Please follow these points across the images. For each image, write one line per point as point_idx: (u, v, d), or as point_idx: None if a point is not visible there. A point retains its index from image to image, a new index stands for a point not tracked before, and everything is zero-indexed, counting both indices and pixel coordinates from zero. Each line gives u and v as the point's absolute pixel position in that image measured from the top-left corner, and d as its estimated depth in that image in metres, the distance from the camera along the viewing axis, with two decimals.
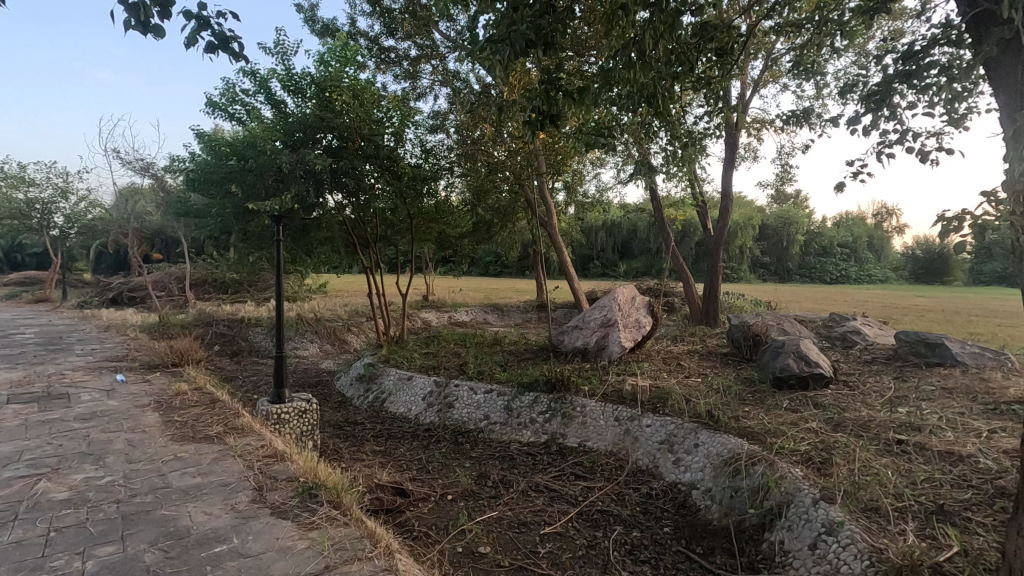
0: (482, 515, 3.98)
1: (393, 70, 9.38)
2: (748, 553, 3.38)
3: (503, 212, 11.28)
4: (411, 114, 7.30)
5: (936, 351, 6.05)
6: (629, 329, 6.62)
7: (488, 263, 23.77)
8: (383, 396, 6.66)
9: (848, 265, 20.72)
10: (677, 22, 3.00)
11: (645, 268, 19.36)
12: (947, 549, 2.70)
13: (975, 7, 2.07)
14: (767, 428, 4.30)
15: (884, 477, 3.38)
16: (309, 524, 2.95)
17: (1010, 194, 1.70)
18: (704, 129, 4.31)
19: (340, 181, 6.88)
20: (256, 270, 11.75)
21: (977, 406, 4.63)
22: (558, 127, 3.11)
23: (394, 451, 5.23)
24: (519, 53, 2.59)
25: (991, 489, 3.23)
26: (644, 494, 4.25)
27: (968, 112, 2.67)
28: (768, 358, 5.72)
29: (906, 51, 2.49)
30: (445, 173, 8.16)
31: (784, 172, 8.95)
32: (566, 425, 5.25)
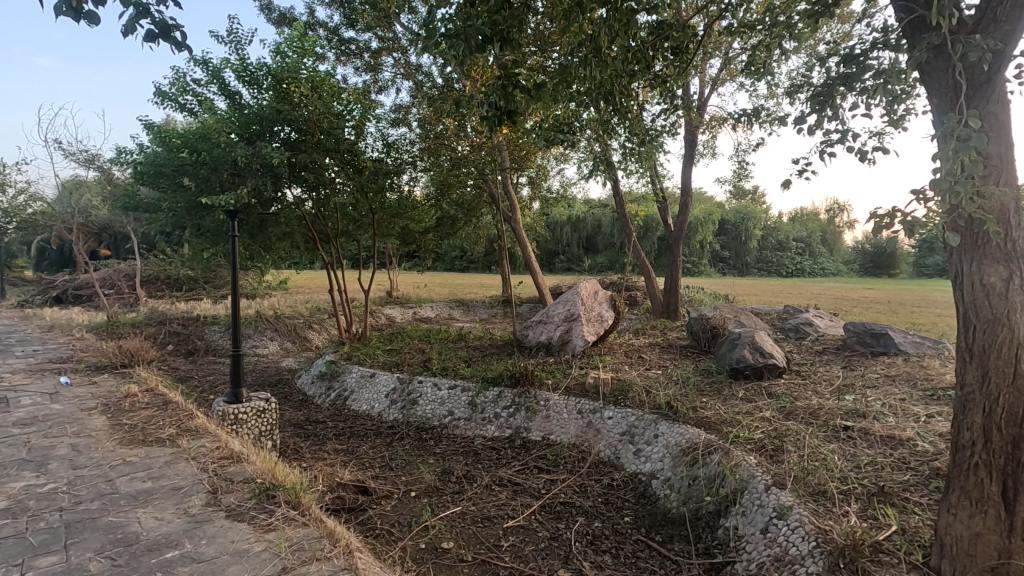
0: (445, 511, 3.98)
1: (353, 62, 9.19)
2: (704, 540, 3.49)
3: (468, 207, 11.23)
4: (372, 107, 7.21)
5: (880, 341, 6.35)
6: (592, 322, 6.70)
7: (454, 258, 23.64)
8: (346, 394, 6.56)
9: (802, 260, 21.52)
10: (632, 20, 3.04)
11: (609, 263, 19.60)
12: (886, 528, 2.84)
13: (910, 14, 2.15)
14: (723, 418, 4.44)
15: (831, 462, 3.54)
16: (266, 526, 2.89)
17: (936, 194, 1.80)
18: (662, 126, 4.39)
19: (299, 175, 6.70)
20: (212, 266, 11.38)
21: (917, 393, 4.90)
22: (515, 122, 3.11)
23: (357, 449, 5.17)
24: (475, 49, 2.60)
25: (928, 471, 3.42)
26: (606, 485, 4.33)
27: (906, 113, 2.78)
28: (725, 350, 5.90)
29: (848, 54, 2.58)
30: (408, 167, 8.06)
31: (741, 168, 9.18)
32: (531, 419, 5.30)
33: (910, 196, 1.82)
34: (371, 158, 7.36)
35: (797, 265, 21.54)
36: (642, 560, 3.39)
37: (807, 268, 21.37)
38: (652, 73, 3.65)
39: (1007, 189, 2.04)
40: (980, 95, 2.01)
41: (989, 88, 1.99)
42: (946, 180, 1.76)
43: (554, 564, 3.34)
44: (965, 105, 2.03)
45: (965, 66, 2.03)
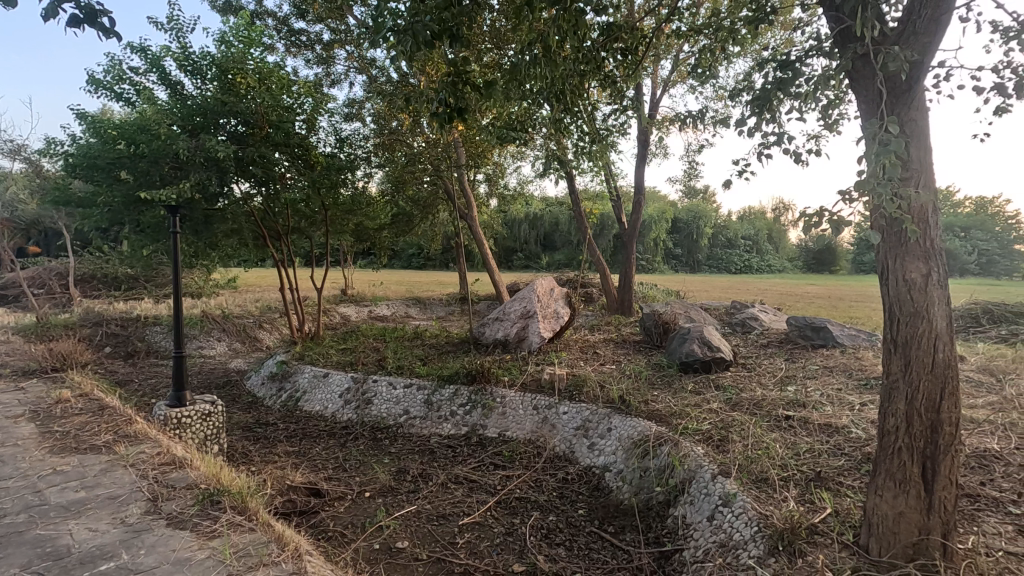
0: (400, 510, 3.95)
1: (304, 54, 8.95)
2: (654, 529, 3.59)
3: (424, 204, 11.11)
4: (324, 100, 7.05)
5: (820, 334, 6.68)
6: (548, 319, 6.80)
7: (411, 255, 23.41)
8: (297, 395, 6.40)
9: (750, 257, 22.37)
10: (580, 21, 3.09)
11: (566, 261, 19.84)
12: (822, 510, 3.00)
13: (839, 24, 2.26)
14: (673, 410, 4.59)
15: (772, 450, 3.71)
16: (210, 533, 2.79)
17: (860, 195, 1.90)
18: (613, 125, 4.47)
19: (246, 170, 6.47)
20: (153, 264, 10.85)
21: (852, 382, 5.19)
22: (466, 120, 3.11)
23: (309, 451, 5.05)
24: (424, 45, 2.57)
25: (860, 455, 3.63)
26: (561, 479, 4.39)
27: (840, 117, 2.88)
28: (675, 344, 6.08)
29: (784, 60, 2.67)
30: (361, 163, 7.93)
31: (691, 168, 9.45)
32: (486, 416, 5.31)
33: (837, 196, 1.92)
34: (323, 153, 7.17)
35: (746, 262, 22.35)
36: (595, 551, 3.46)
37: (755, 266, 22.22)
38: (602, 73, 3.71)
39: (926, 191, 2.19)
40: (901, 103, 2.14)
41: (910, 95, 2.13)
42: (869, 182, 1.88)
43: (509, 559, 3.37)
44: (888, 111, 2.16)
45: (887, 75, 2.16)
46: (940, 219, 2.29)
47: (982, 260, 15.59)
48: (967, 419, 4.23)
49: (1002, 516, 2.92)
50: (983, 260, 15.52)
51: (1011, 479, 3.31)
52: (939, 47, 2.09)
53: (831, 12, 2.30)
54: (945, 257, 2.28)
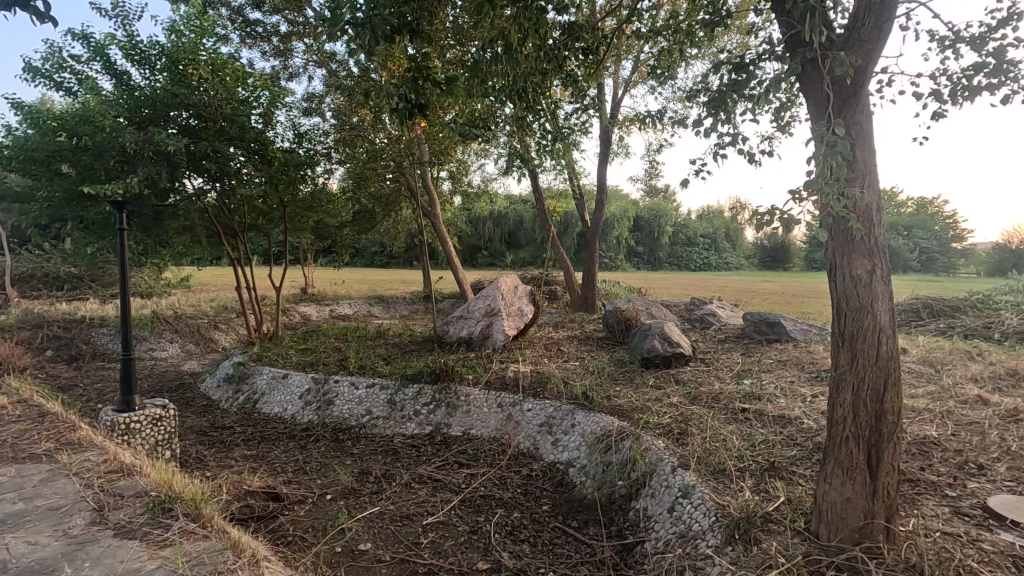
0: (362, 512, 3.88)
1: (261, 46, 8.69)
2: (617, 522, 3.64)
3: (386, 202, 10.95)
4: (281, 94, 6.86)
5: (774, 329, 6.92)
6: (512, 317, 6.84)
7: (373, 253, 23.04)
8: (255, 397, 6.22)
9: (708, 255, 22.97)
10: (541, 20, 3.11)
11: (530, 258, 19.91)
12: (776, 499, 3.11)
13: (791, 29, 2.34)
14: (635, 405, 4.67)
15: (729, 442, 3.82)
16: (161, 542, 2.68)
17: (809, 194, 1.97)
18: (575, 124, 4.50)
19: (199, 164, 6.23)
20: (98, 263, 10.33)
21: (804, 375, 5.40)
22: (427, 116, 3.07)
23: (267, 454, 4.91)
24: (383, 39, 2.52)
25: (811, 445, 3.78)
26: (525, 476, 4.41)
27: (792, 119, 2.95)
28: (637, 341, 6.19)
29: (739, 63, 2.74)
30: (321, 159, 7.75)
31: (652, 167, 9.62)
32: (451, 415, 5.28)
33: (787, 196, 1.99)
34: (281, 149, 6.98)
35: (705, 260, 22.93)
36: (559, 546, 3.49)
37: (713, 263, 22.82)
38: (564, 72, 3.73)
39: (870, 191, 2.29)
40: (848, 107, 2.23)
41: (855, 99, 2.21)
42: (818, 182, 1.95)
43: (473, 557, 3.37)
44: (836, 114, 2.25)
45: (834, 80, 2.24)
46: (883, 218, 2.40)
47: (923, 257, 16.48)
48: (909, 408, 4.46)
49: (940, 499, 3.10)
50: (923, 258, 16.42)
51: (948, 464, 3.50)
52: (881, 54, 2.18)
53: (783, 18, 2.37)
54: (888, 254, 2.39)
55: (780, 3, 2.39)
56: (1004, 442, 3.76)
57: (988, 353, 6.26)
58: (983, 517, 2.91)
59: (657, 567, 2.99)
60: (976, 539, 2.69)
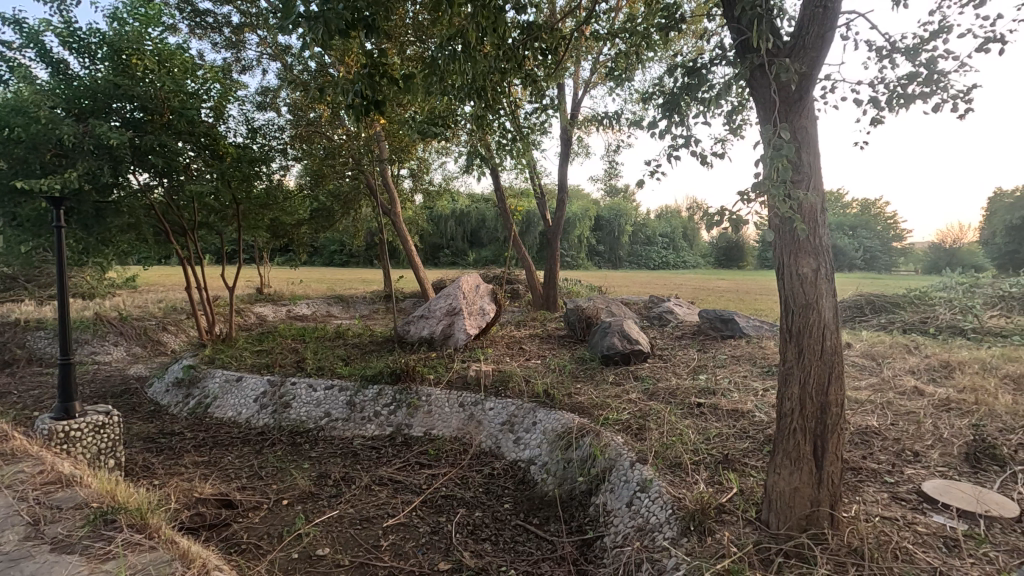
0: (321, 516, 3.80)
1: (211, 37, 8.38)
2: (577, 518, 3.69)
3: (345, 199, 10.74)
4: (233, 87, 6.63)
5: (728, 325, 7.15)
6: (474, 316, 6.84)
7: (332, 252, 22.56)
8: (207, 401, 6.00)
9: (666, 254, 23.49)
10: (499, 18, 3.11)
11: (492, 257, 19.88)
12: (729, 490, 3.22)
13: (741, 35, 2.41)
14: (594, 402, 4.74)
15: (685, 436, 3.92)
16: (103, 555, 2.56)
17: (757, 195, 2.04)
18: (534, 123, 4.52)
19: (145, 159, 5.96)
20: (34, 262, 9.73)
21: (756, 369, 5.59)
22: (384, 113, 3.01)
23: (220, 460, 4.75)
24: (337, 33, 2.47)
25: (762, 437, 3.93)
26: (486, 475, 4.41)
27: (743, 123, 3.01)
28: (597, 338, 6.27)
29: (692, 67, 2.81)
30: (276, 156, 7.54)
31: (611, 167, 9.77)
32: (412, 415, 5.23)
33: (736, 196, 2.05)
34: (233, 144, 6.75)
35: (663, 258, 23.44)
36: (520, 544, 3.51)
37: (671, 262, 23.36)
38: (523, 71, 3.74)
39: (815, 193, 2.40)
40: (794, 111, 2.33)
41: (800, 104, 2.31)
42: (765, 184, 2.03)
43: (434, 558, 3.35)
44: (782, 118, 2.34)
45: (781, 85, 2.33)
46: (827, 218, 2.51)
47: (866, 255, 17.37)
48: (853, 400, 4.69)
49: (880, 485, 3.27)
50: (867, 256, 17.30)
51: (887, 452, 3.70)
52: (824, 62, 2.28)
53: (733, 24, 2.44)
54: (832, 253, 2.50)
55: (730, 10, 2.45)
56: (937, 430, 3.99)
57: (925, 346, 6.64)
58: (918, 501, 3.09)
59: (616, 560, 3.04)
60: (912, 522, 2.86)
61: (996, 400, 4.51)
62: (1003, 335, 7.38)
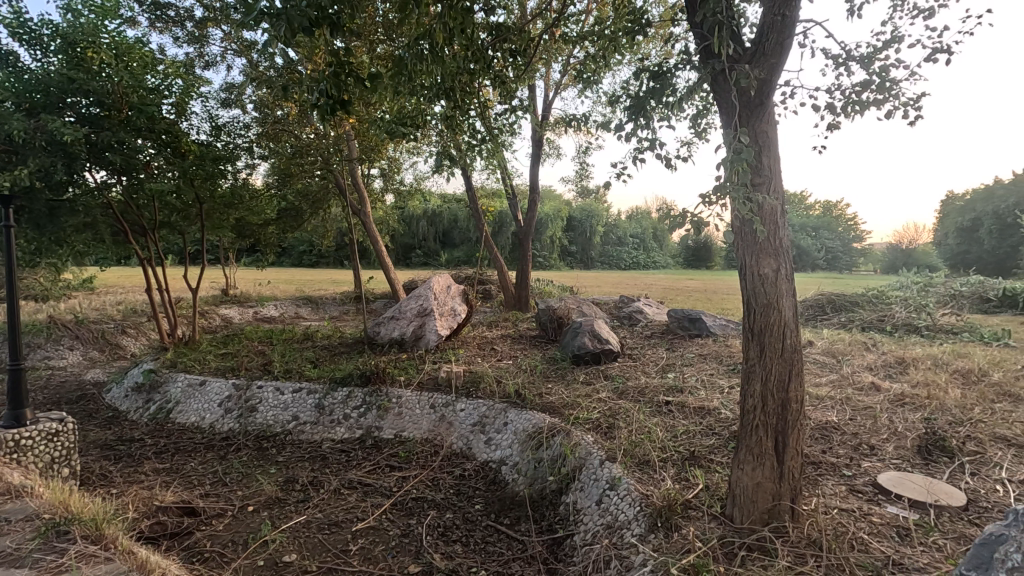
0: (288, 522, 3.73)
1: (174, 31, 8.14)
2: (548, 517, 3.70)
3: (313, 199, 10.55)
4: (196, 83, 6.45)
5: (696, 325, 7.30)
6: (445, 317, 6.81)
7: (302, 252, 22.20)
8: (169, 406, 5.81)
9: (637, 254, 23.81)
10: (467, 19, 3.10)
11: (465, 258, 19.83)
12: (695, 487, 3.28)
13: (704, 41, 2.45)
14: (565, 401, 4.78)
15: (653, 434, 3.99)
16: (55, 569, 2.45)
17: (718, 197, 2.09)
18: (504, 123, 4.53)
19: (102, 156, 5.75)
20: None
21: (722, 368, 5.72)
22: (350, 113, 2.97)
23: (182, 466, 4.62)
24: (300, 31, 2.42)
25: (727, 434, 4.03)
26: (458, 476, 4.40)
27: (708, 126, 3.06)
28: (568, 338, 6.33)
29: (657, 71, 2.84)
30: (242, 154, 7.39)
31: (582, 169, 9.85)
32: (382, 418, 5.18)
33: (698, 199, 2.10)
34: (196, 141, 6.56)
35: (634, 259, 23.75)
36: (491, 544, 3.51)
37: (642, 262, 23.70)
38: (492, 72, 3.74)
39: (775, 196, 2.47)
40: (754, 116, 2.40)
41: (761, 109, 2.38)
42: (726, 187, 2.09)
43: (404, 561, 3.32)
44: (743, 123, 2.41)
45: (741, 90, 2.39)
46: (788, 220, 2.57)
47: (828, 256, 17.96)
48: (814, 396, 4.84)
49: (838, 479, 3.38)
50: (828, 257, 17.90)
51: (845, 446, 3.83)
52: (783, 68, 2.35)
53: (696, 29, 2.49)
54: (791, 254, 2.57)
55: (694, 16, 2.50)
56: (892, 424, 4.16)
57: (881, 343, 6.90)
58: (874, 492, 3.21)
59: (586, 559, 3.07)
60: (868, 513, 2.96)
61: (946, 394, 4.72)
62: (954, 332, 7.72)
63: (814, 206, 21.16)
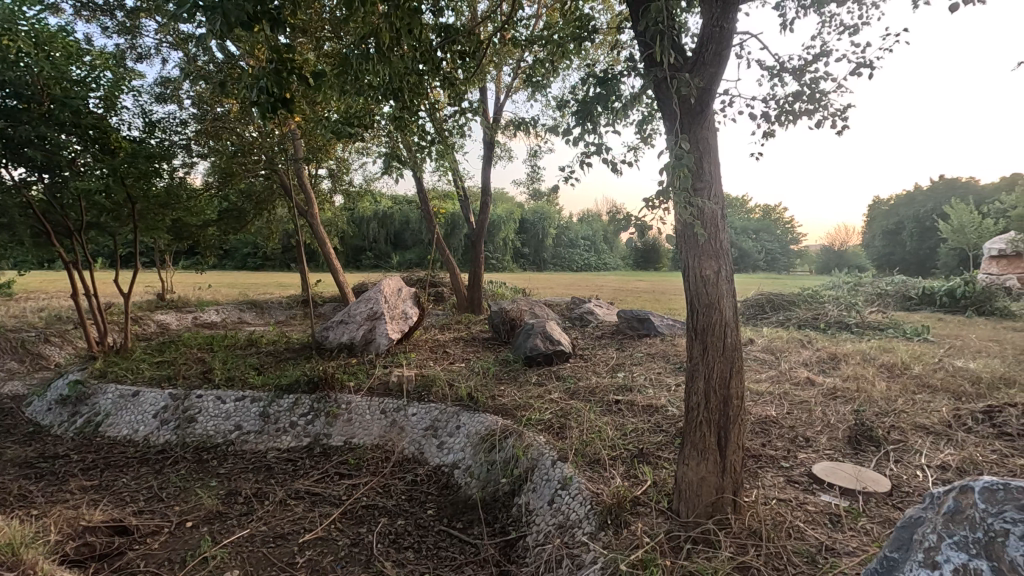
0: (230, 537, 3.57)
1: (102, 21, 7.68)
2: (500, 519, 3.70)
3: (257, 200, 10.18)
4: (127, 76, 6.10)
5: (644, 325, 7.48)
6: (396, 320, 6.70)
7: (246, 254, 21.39)
8: (98, 418, 5.46)
9: (588, 256, 24.18)
10: (414, 18, 3.07)
11: (417, 260, 19.59)
12: (644, 484, 3.36)
13: (647, 49, 2.52)
14: (518, 403, 4.80)
15: (604, 433, 4.07)
16: None
17: (661, 201, 2.15)
18: (454, 125, 4.50)
19: (21, 151, 5.35)
20: None
21: (669, 366, 5.89)
22: (293, 111, 2.88)
23: (113, 483, 4.34)
24: (238, 25, 2.33)
25: (674, 430, 4.15)
26: (410, 482, 4.33)
27: (653, 132, 3.14)
28: (521, 340, 6.36)
29: (604, 77, 2.89)
30: (178, 152, 7.04)
31: (533, 171, 9.92)
32: (330, 425, 5.04)
33: (643, 203, 2.16)
34: (128, 138, 6.19)
35: (585, 260, 24.13)
36: (443, 549, 3.47)
37: (593, 264, 24.11)
38: (441, 73, 3.71)
39: (714, 200, 2.56)
40: (695, 123, 2.48)
41: (701, 117, 2.46)
42: (668, 191, 2.16)
43: (354, 571, 3.25)
44: (684, 130, 2.49)
45: (682, 99, 2.48)
46: (727, 223, 2.67)
47: (768, 257, 18.82)
48: (755, 392, 5.05)
49: (777, 470, 3.54)
50: (768, 258, 18.77)
51: (783, 439, 4.02)
52: (722, 77, 2.44)
53: (640, 38, 2.55)
54: (731, 256, 2.67)
55: (637, 24, 2.57)
56: (825, 417, 4.39)
57: (816, 340, 7.28)
58: (809, 482, 3.38)
59: (538, 559, 3.08)
60: (803, 502, 3.12)
61: (874, 387, 5.03)
62: (880, 329, 8.23)
63: (755, 210, 22.12)
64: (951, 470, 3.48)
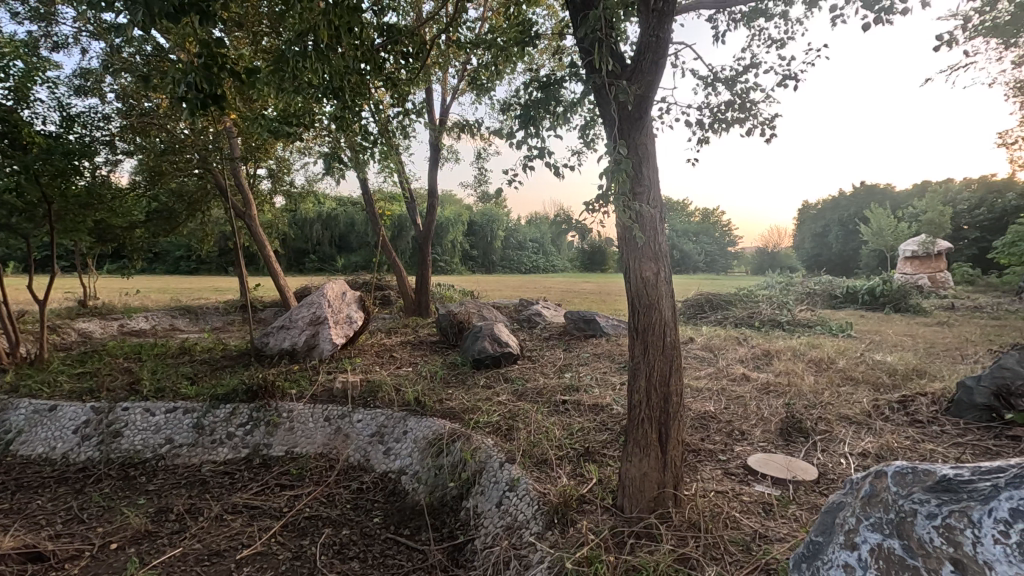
0: (159, 557, 3.37)
1: (13, 7, 7.10)
2: (448, 524, 3.67)
3: (191, 200, 9.69)
4: (41, 66, 5.67)
5: (591, 326, 7.62)
6: (340, 325, 6.54)
7: (178, 258, 20.28)
8: (8, 436, 5.01)
9: (537, 258, 24.39)
10: (354, 17, 3.01)
11: (363, 263, 19.17)
12: (590, 481, 3.42)
13: (587, 55, 2.57)
14: (466, 406, 4.78)
15: (551, 433, 4.11)
16: None
17: (602, 204, 2.20)
18: (399, 125, 4.44)
19: None
20: None
21: (615, 366, 6.03)
22: (225, 108, 2.76)
23: (26, 506, 4.00)
24: (164, 17, 2.22)
25: (619, 428, 4.25)
26: (355, 490, 4.22)
27: (594, 137, 3.22)
28: (468, 342, 6.33)
29: (546, 81, 2.93)
30: (100, 149, 6.60)
31: (481, 174, 9.92)
32: (271, 434, 4.85)
33: (584, 207, 2.20)
34: (42, 133, 5.76)
35: (534, 263, 24.33)
36: (390, 557, 3.41)
37: (541, 266, 24.34)
38: (383, 73, 3.66)
39: (653, 205, 2.65)
40: (633, 129, 2.56)
41: (639, 123, 2.54)
42: (607, 195, 2.21)
43: None
44: (623, 136, 2.56)
45: (620, 105, 2.54)
46: (666, 225, 2.76)
47: (707, 258, 19.58)
48: (695, 389, 5.24)
49: (715, 463, 3.70)
50: (707, 259, 19.52)
51: (721, 433, 4.20)
52: (658, 85, 2.52)
53: (580, 45, 2.60)
54: (670, 257, 2.76)
55: (578, 31, 2.62)
56: (759, 411, 4.62)
57: (751, 338, 7.63)
58: (744, 473, 3.54)
59: (486, 561, 3.08)
60: (739, 493, 3.26)
61: (803, 381, 5.33)
62: (809, 326, 8.73)
63: (695, 213, 22.98)
64: (870, 456, 3.74)
